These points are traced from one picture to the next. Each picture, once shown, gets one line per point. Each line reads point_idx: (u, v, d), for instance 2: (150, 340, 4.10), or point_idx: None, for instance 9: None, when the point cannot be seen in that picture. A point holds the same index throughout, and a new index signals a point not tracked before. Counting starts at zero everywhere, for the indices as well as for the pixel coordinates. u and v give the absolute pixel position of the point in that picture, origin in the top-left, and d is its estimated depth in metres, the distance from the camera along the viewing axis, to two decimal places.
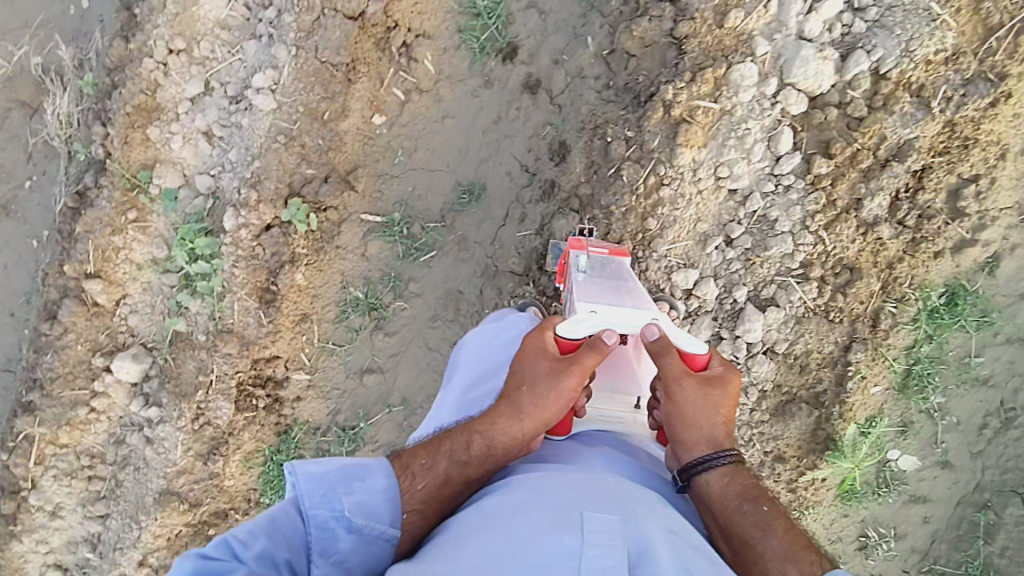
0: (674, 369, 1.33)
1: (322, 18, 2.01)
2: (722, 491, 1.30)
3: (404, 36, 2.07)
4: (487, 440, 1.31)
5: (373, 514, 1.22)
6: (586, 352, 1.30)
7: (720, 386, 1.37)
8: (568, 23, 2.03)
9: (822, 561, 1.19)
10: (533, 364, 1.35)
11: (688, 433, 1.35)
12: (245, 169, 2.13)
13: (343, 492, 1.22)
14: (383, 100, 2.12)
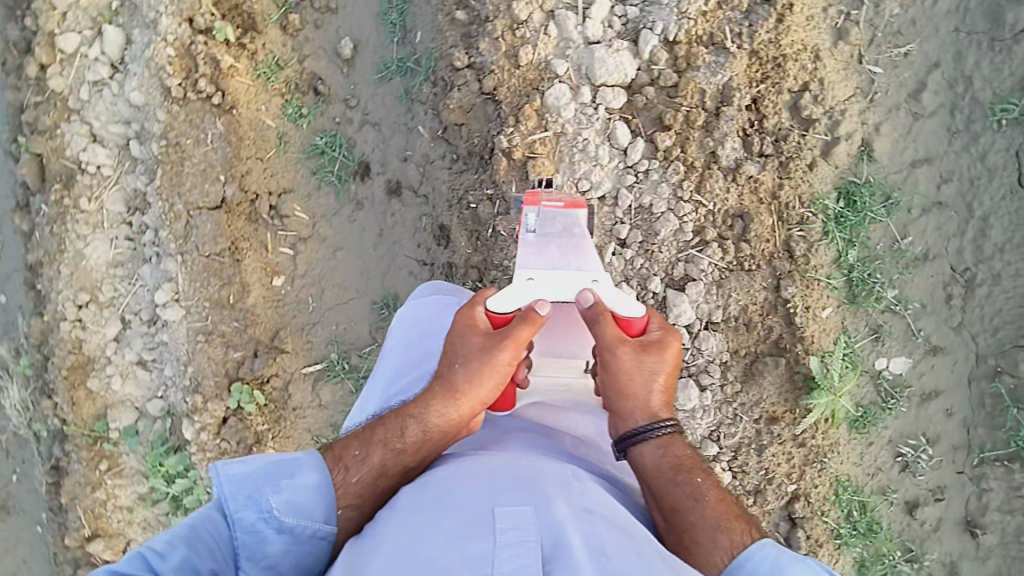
0: (608, 337, 1.19)
1: (190, 219, 2.12)
2: (655, 463, 1.21)
3: (268, 200, 2.18)
4: (422, 426, 1.22)
5: (304, 514, 1.14)
6: (519, 326, 1.17)
7: (659, 355, 1.24)
8: (400, 122, 2.15)
9: (753, 530, 1.16)
10: (464, 342, 1.22)
11: (624, 402, 1.23)
12: (182, 380, 2.17)
13: (276, 493, 1.13)
14: (276, 262, 2.20)
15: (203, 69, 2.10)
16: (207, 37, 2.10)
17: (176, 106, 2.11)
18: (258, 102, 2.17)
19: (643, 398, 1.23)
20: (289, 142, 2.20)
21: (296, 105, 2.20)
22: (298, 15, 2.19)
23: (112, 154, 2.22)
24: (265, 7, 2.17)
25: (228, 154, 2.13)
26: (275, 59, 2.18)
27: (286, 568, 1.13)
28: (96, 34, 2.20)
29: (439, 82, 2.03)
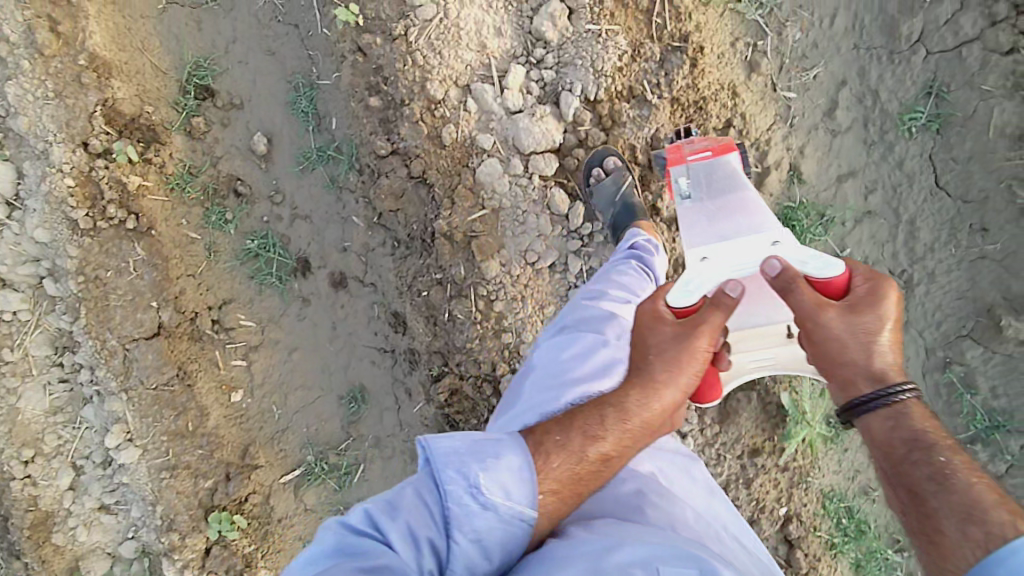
0: (807, 303, 1.19)
1: (128, 353, 2.00)
2: (886, 435, 1.15)
3: (208, 315, 2.08)
4: (621, 411, 1.28)
5: (510, 492, 1.14)
6: (709, 312, 1.24)
7: (874, 312, 1.17)
8: (331, 212, 2.07)
9: (1017, 521, 1.00)
10: (654, 332, 1.31)
11: (839, 369, 1.18)
12: (155, 519, 2.06)
13: (482, 467, 1.15)
14: (230, 377, 2.10)
15: (109, 195, 1.96)
16: (106, 161, 1.97)
17: (87, 239, 1.97)
18: (177, 216, 2.05)
19: (866, 361, 1.17)
20: (219, 250, 2.10)
21: (218, 210, 2.08)
22: (202, 117, 2.07)
23: (26, 296, 2.05)
24: (164, 114, 2.04)
25: (156, 278, 2.00)
26: (187, 167, 2.06)
27: (491, 545, 1.13)
28: None
29: (364, 170, 1.97)
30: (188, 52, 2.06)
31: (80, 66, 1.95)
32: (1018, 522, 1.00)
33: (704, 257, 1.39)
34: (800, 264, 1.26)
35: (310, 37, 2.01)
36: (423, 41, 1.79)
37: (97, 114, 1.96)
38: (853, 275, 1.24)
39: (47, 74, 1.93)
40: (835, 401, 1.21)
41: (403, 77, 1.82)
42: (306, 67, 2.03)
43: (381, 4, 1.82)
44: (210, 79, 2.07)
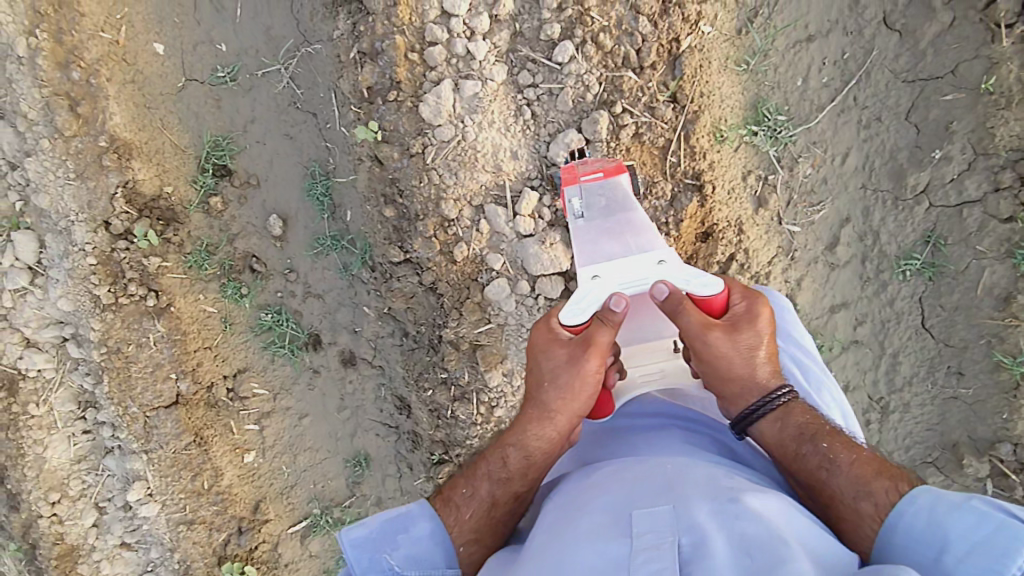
0: (696, 324, 1.32)
1: (148, 420, 2.13)
2: (778, 437, 1.33)
3: (224, 384, 2.20)
4: (524, 448, 1.39)
5: (427, 561, 1.32)
6: (600, 330, 1.31)
7: (750, 330, 1.35)
8: (343, 297, 2.17)
9: (897, 484, 1.22)
10: (549, 357, 1.36)
11: (731, 385, 1.35)
12: (173, 562, 2.26)
13: (388, 553, 1.30)
14: (244, 440, 2.24)
15: (130, 275, 2.05)
16: (128, 242, 2.04)
17: (108, 313, 2.07)
18: (195, 291, 2.13)
19: (749, 379, 1.35)
20: (234, 322, 2.19)
21: (234, 285, 2.16)
22: (220, 195, 2.12)
23: (51, 356, 2.17)
24: (183, 193, 2.10)
25: (175, 352, 2.11)
26: (204, 243, 2.13)
27: None
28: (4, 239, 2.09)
29: (376, 266, 2.05)
30: (207, 130, 2.09)
31: (101, 147, 1.99)
32: (898, 487, 1.22)
33: (593, 275, 1.38)
34: (683, 284, 1.35)
35: (329, 127, 2.03)
36: (441, 162, 1.83)
37: (118, 196, 2.01)
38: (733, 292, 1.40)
39: (68, 155, 1.98)
40: (729, 415, 1.38)
41: (416, 193, 1.86)
42: (324, 155, 2.06)
43: (400, 119, 1.84)
44: (229, 159, 2.11)
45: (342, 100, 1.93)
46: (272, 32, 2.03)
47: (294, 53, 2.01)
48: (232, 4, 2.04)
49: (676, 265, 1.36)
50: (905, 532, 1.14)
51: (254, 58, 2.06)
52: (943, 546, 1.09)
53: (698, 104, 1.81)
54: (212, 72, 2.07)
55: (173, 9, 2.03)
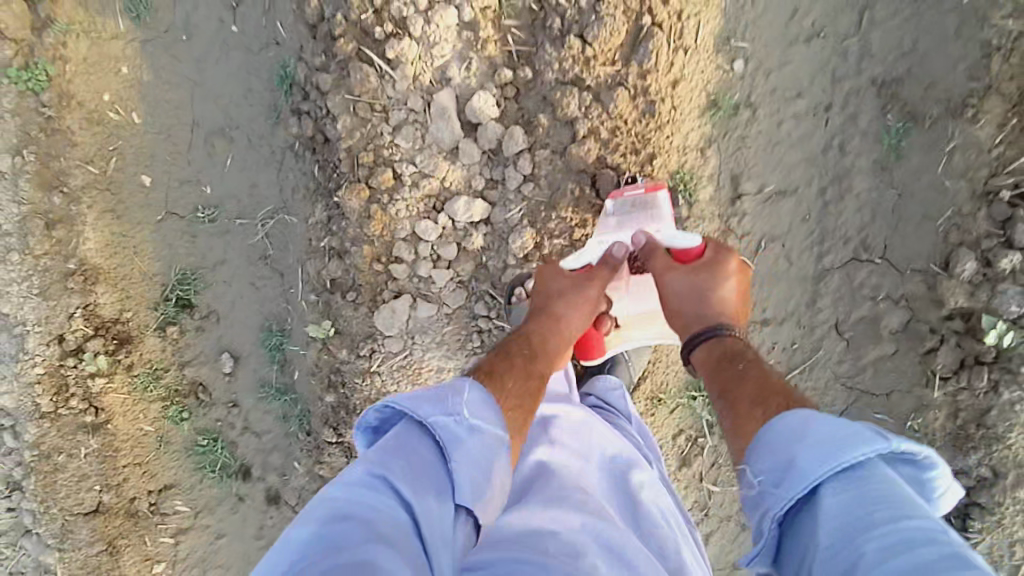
0: (659, 263, 1.54)
1: (66, 523, 2.20)
2: (710, 356, 1.37)
3: (148, 498, 2.26)
4: (543, 340, 1.49)
5: (487, 417, 1.14)
6: (601, 266, 1.61)
7: (711, 273, 1.49)
8: (279, 442, 2.23)
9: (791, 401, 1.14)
10: (557, 282, 1.59)
11: (680, 314, 1.49)
12: None
13: (452, 400, 1.13)
14: (156, 551, 2.30)
15: (75, 391, 2.11)
16: (78, 359, 2.09)
17: (47, 421, 2.13)
18: (136, 411, 2.19)
19: (697, 309, 1.46)
20: (170, 441, 2.25)
21: (177, 407, 2.22)
22: (178, 325, 2.17)
23: None
24: (142, 318, 2.14)
25: (104, 467, 2.18)
26: (154, 367, 2.18)
27: (488, 471, 1.09)
28: None
29: (312, 432, 2.12)
30: (177, 262, 2.13)
31: (69, 270, 2.04)
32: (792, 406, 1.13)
33: (599, 241, 1.67)
34: (667, 239, 1.58)
35: (292, 291, 2.07)
36: (385, 369, 1.88)
37: (77, 315, 2.06)
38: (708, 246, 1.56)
39: (34, 270, 2.03)
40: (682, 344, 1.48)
41: (358, 389, 1.92)
42: (284, 313, 2.12)
43: (355, 317, 1.88)
44: (193, 293, 2.16)
45: (306, 280, 1.96)
46: (257, 190, 2.06)
47: (270, 217, 2.05)
48: (223, 153, 2.07)
49: (667, 232, 1.58)
50: (774, 433, 1.04)
51: (236, 204, 2.10)
52: (791, 464, 0.96)
53: (645, 368, 1.94)
54: (194, 209, 2.11)
55: (166, 145, 2.07)
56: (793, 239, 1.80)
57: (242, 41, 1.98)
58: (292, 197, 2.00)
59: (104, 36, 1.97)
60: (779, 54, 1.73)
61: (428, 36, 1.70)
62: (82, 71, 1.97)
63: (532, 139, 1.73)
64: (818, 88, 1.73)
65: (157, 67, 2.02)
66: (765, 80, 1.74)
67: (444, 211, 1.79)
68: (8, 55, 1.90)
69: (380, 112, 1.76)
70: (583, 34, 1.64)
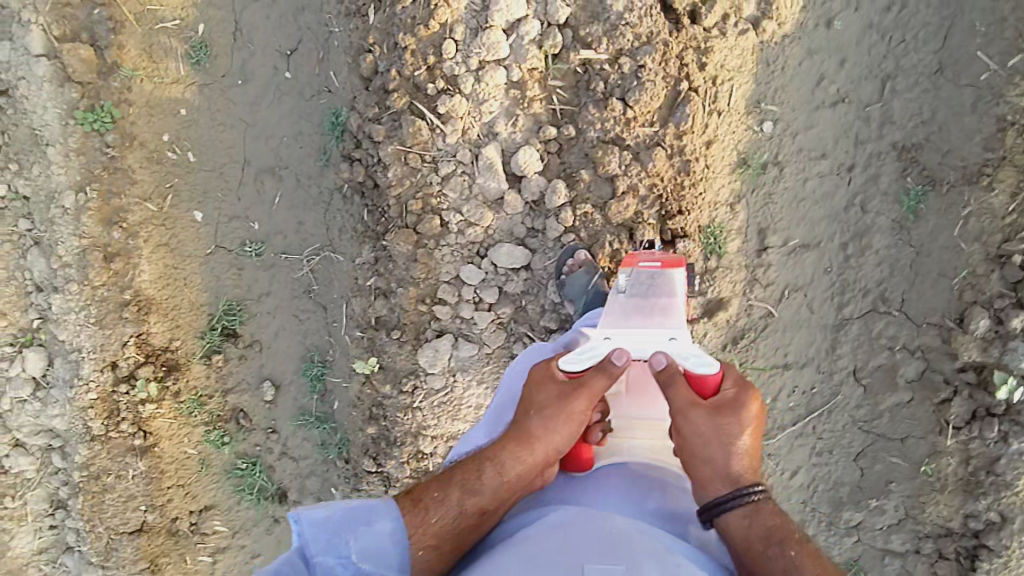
0: (682, 400, 1.34)
1: (111, 541, 2.31)
2: (745, 534, 1.27)
3: (188, 518, 2.36)
4: (499, 468, 1.34)
5: (382, 561, 1.23)
6: (598, 376, 1.36)
7: (734, 416, 1.34)
8: (316, 467, 2.33)
9: None
10: (542, 389, 1.40)
11: (702, 468, 1.32)
12: None
13: (348, 538, 1.22)
14: (195, 569, 2.40)
15: (124, 414, 2.21)
16: (128, 386, 2.20)
17: (96, 443, 2.23)
18: (181, 434, 2.30)
19: (724, 463, 1.32)
20: (211, 464, 2.35)
21: (218, 432, 2.32)
22: (223, 353, 2.27)
23: (35, 458, 2.33)
24: (189, 346, 2.25)
25: (149, 487, 2.28)
26: (198, 394, 2.28)
27: None
28: (16, 351, 2.25)
29: (350, 459, 2.23)
30: (223, 294, 2.24)
31: (124, 299, 2.15)
32: None
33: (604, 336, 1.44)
34: (686, 360, 1.37)
35: (335, 325, 2.17)
36: (426, 404, 1.99)
37: (130, 343, 2.17)
38: (728, 378, 1.39)
39: (91, 300, 2.14)
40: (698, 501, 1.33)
41: (398, 423, 2.02)
42: (325, 345, 2.22)
43: (399, 354, 1.98)
44: (237, 324, 2.26)
45: (352, 316, 2.07)
46: (304, 228, 2.16)
47: (317, 254, 2.15)
48: (273, 191, 2.17)
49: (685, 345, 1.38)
50: None
51: (282, 240, 2.20)
52: None
53: None
54: (241, 244, 2.21)
55: (217, 183, 2.17)
56: (816, 289, 1.90)
57: (295, 88, 2.09)
58: (339, 237, 2.11)
59: (166, 81, 2.08)
60: (806, 117, 1.84)
61: (477, 93, 1.81)
62: (144, 114, 2.07)
63: (573, 193, 1.83)
64: (841, 150, 1.84)
65: (213, 110, 2.13)
66: (792, 141, 1.85)
67: (488, 256, 1.90)
68: (75, 97, 2.00)
69: (430, 163, 1.87)
70: (624, 98, 1.75)
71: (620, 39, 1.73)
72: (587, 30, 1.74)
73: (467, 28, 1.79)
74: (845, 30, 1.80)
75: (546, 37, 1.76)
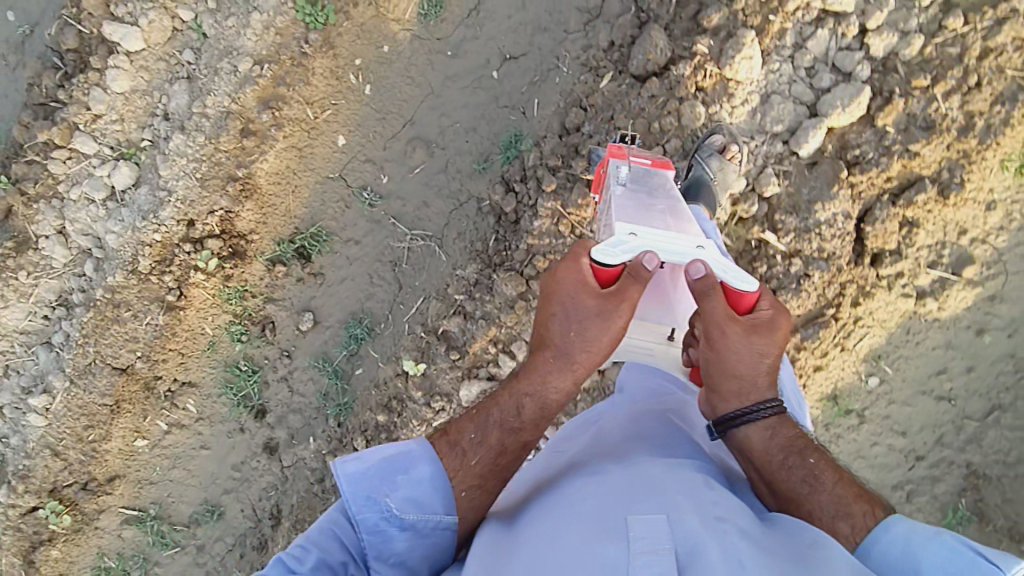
0: (718, 313, 1.19)
1: (92, 365, 2.31)
2: (764, 446, 1.23)
3: (169, 384, 2.38)
4: (540, 401, 1.25)
5: (425, 507, 1.14)
6: (632, 283, 1.17)
7: (767, 335, 1.23)
8: (306, 409, 2.36)
9: (875, 510, 1.13)
10: (575, 303, 1.22)
11: (725, 384, 1.25)
12: (19, 464, 2.43)
13: (386, 494, 1.13)
14: (147, 429, 2.42)
15: (174, 270, 2.23)
16: (193, 248, 2.21)
17: (134, 277, 2.24)
18: (208, 312, 2.31)
19: (752, 377, 1.25)
20: (216, 349, 2.36)
21: (241, 328, 2.33)
22: (286, 267, 2.28)
23: (70, 253, 2.34)
24: (263, 244, 2.26)
25: (154, 340, 2.29)
26: (244, 287, 2.29)
27: (417, 561, 1.14)
28: (113, 156, 2.26)
29: (343, 425, 2.28)
30: (319, 219, 2.25)
31: (235, 175, 2.16)
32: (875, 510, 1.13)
33: (631, 231, 1.21)
34: (721, 271, 1.18)
35: (401, 307, 2.20)
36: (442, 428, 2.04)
37: (216, 214, 2.18)
38: (764, 296, 1.25)
39: (208, 159, 2.14)
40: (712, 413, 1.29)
41: (408, 427, 2.07)
42: (380, 316, 2.24)
43: (445, 373, 2.03)
44: (315, 250, 2.27)
45: (422, 314, 2.12)
46: (426, 209, 2.17)
47: (422, 239, 2.17)
48: (417, 161, 2.17)
49: (717, 255, 1.19)
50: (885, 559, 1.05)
51: (399, 205, 2.20)
52: None
53: None
54: (360, 187, 2.22)
55: (374, 124, 2.18)
56: None
57: (495, 89, 2.09)
58: (451, 238, 2.12)
59: (389, 16, 2.09)
60: (909, 393, 1.90)
61: None
62: (352, 32, 2.09)
63: None
64: (922, 438, 1.91)
65: (412, 61, 2.13)
66: (884, 404, 1.91)
67: None
68: None
69: (576, 236, 1.90)
70: (775, 292, 1.79)
71: (806, 242, 1.76)
72: (782, 217, 1.77)
73: (682, 148, 1.82)
74: (990, 346, 1.85)
75: (745, 198, 1.79)
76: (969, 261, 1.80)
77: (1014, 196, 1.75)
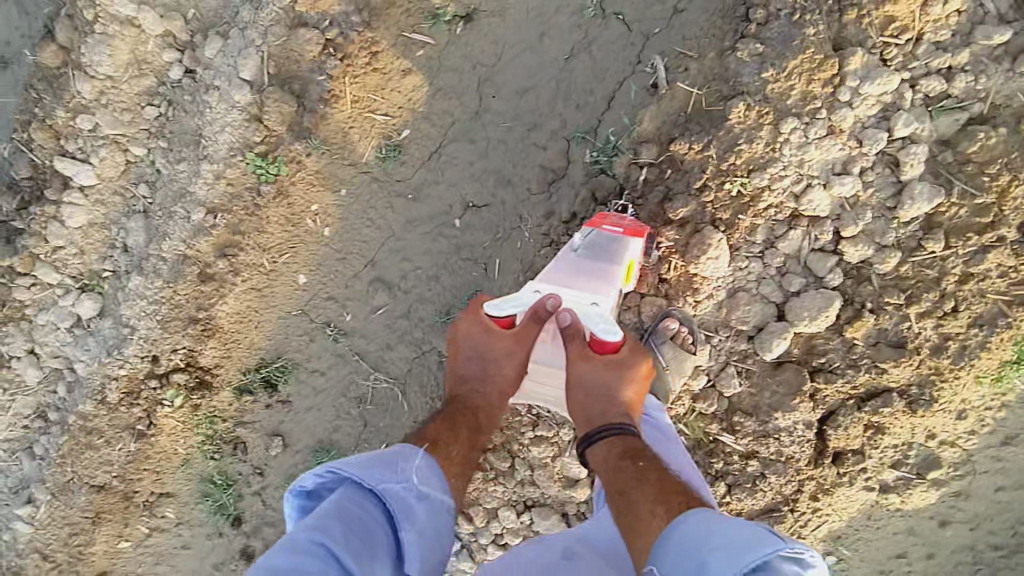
0: (574, 351, 1.43)
1: (72, 483, 2.36)
2: (602, 459, 1.40)
3: (148, 495, 2.39)
4: (490, 410, 1.52)
5: (431, 485, 1.32)
6: (530, 321, 1.45)
7: (619, 371, 1.43)
8: (280, 523, 2.37)
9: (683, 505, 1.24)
10: (485, 340, 1.49)
11: (577, 409, 1.46)
12: (10, 564, 2.46)
13: (394, 474, 1.28)
14: (129, 533, 2.45)
15: (142, 401, 2.24)
16: (158, 384, 2.21)
17: (104, 406, 2.25)
18: (180, 435, 2.30)
19: (600, 403, 1.43)
20: (191, 465, 2.36)
21: (213, 448, 2.31)
22: (254, 395, 2.25)
23: (44, 373, 2.34)
24: (230, 376, 2.23)
25: (129, 463, 2.33)
26: (213, 414, 2.27)
27: (433, 533, 1.28)
28: (76, 286, 2.24)
29: None
30: (285, 351, 2.20)
31: (195, 318, 2.13)
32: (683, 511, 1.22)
33: (535, 289, 1.50)
34: (591, 324, 1.44)
35: (367, 444, 2.20)
36: None
37: (179, 352, 2.17)
38: (626, 342, 1.47)
39: (167, 303, 2.11)
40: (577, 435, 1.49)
41: None
42: (347, 448, 2.23)
43: None
44: (282, 380, 2.22)
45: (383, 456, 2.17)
46: (388, 353, 2.13)
47: (385, 382, 2.14)
48: (378, 303, 2.10)
49: (599, 314, 1.44)
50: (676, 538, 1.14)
51: (363, 342, 2.15)
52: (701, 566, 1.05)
53: None
54: (324, 323, 2.15)
55: (335, 264, 2.10)
56: None
57: (457, 238, 2.00)
58: (413, 388, 2.12)
59: (345, 162, 2.01)
60: (865, 572, 1.89)
61: None
62: (307, 180, 2.01)
63: None
64: None
65: (371, 204, 2.04)
66: None
67: (529, 511, 1.95)
68: (256, 140, 1.97)
69: (533, 415, 1.86)
70: (731, 486, 1.77)
71: (763, 444, 1.73)
72: (741, 419, 1.72)
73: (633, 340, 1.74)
74: (951, 537, 1.83)
75: (704, 395, 1.73)
76: (934, 463, 1.74)
77: (987, 404, 1.68)
